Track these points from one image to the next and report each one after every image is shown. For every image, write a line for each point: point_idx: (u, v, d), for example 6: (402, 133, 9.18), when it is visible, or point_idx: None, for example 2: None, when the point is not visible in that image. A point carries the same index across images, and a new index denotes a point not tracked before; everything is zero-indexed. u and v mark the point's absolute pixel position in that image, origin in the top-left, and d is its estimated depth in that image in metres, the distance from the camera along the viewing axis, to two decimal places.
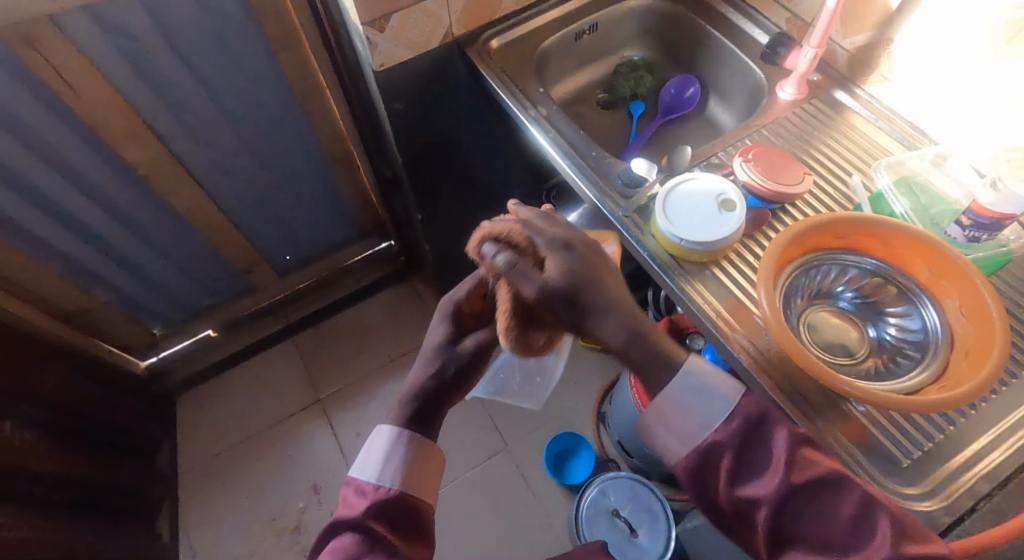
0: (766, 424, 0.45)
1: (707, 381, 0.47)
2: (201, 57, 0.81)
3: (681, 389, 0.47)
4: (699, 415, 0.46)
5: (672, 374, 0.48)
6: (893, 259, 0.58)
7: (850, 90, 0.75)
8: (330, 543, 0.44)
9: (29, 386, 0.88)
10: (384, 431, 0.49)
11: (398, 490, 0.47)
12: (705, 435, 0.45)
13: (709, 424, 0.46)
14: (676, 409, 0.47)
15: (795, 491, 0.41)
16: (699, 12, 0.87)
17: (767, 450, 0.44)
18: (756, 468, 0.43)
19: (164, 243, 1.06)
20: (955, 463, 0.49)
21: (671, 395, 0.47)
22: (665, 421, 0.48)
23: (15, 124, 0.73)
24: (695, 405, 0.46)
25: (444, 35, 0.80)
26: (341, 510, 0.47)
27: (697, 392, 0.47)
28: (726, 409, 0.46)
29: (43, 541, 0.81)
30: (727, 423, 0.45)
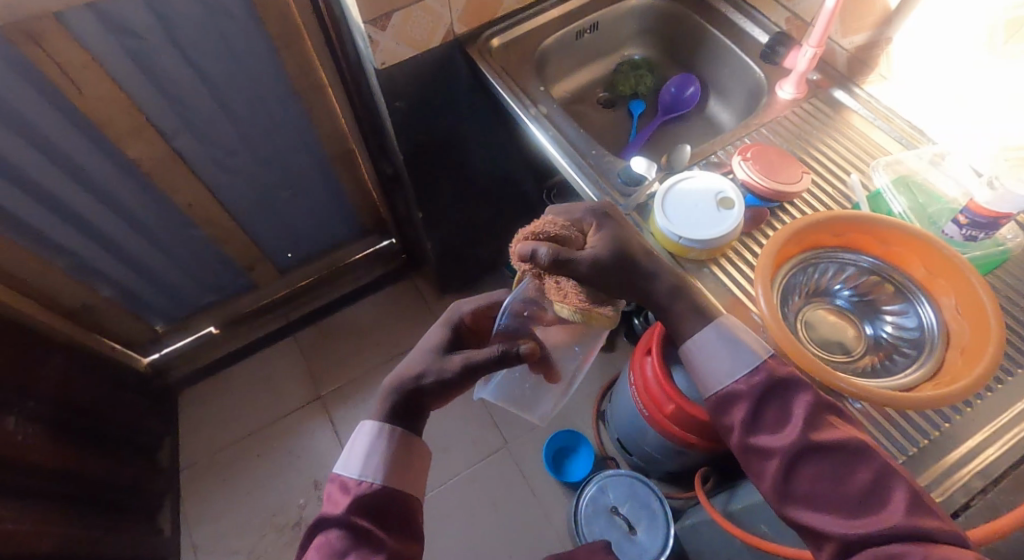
0: (791, 385, 0.46)
1: (736, 336, 0.49)
2: (204, 54, 0.81)
3: (707, 339, 0.50)
4: (723, 365, 0.49)
5: (703, 325, 0.51)
6: (889, 258, 0.58)
7: (849, 89, 0.75)
8: (318, 539, 0.46)
9: (31, 381, 0.89)
10: (365, 428, 0.49)
11: (380, 484, 0.47)
12: (726, 383, 0.48)
13: (730, 374, 0.48)
14: (702, 356, 0.50)
15: (806, 450, 0.43)
16: (699, 11, 0.87)
17: (788, 410, 0.45)
18: (774, 423, 0.46)
19: (167, 240, 1.07)
20: (951, 460, 0.50)
21: (701, 342, 0.51)
22: (693, 367, 0.51)
23: (19, 121, 0.74)
24: (720, 354, 0.49)
25: (445, 34, 0.80)
26: (327, 506, 0.47)
27: (724, 343, 0.49)
28: (750, 362, 0.48)
29: (45, 534, 0.82)
30: (749, 376, 0.47)
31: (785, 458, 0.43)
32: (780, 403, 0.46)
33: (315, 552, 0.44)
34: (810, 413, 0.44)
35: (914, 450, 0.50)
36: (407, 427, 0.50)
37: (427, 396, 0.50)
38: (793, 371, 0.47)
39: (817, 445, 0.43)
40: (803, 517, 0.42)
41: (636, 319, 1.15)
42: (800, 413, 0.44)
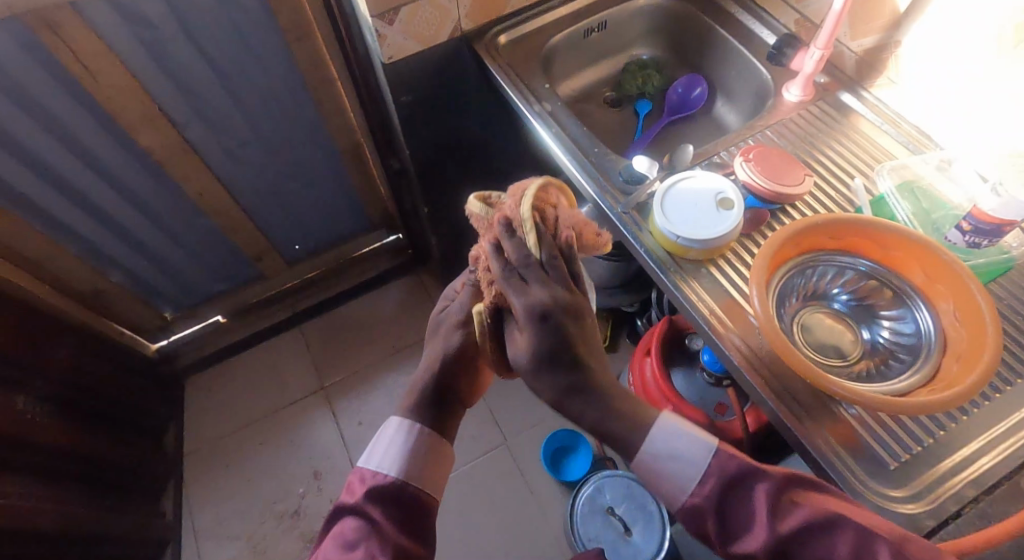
0: (745, 481, 0.44)
1: (677, 446, 0.47)
2: (217, 46, 0.83)
3: (652, 455, 0.47)
4: (673, 482, 0.46)
5: (642, 441, 0.48)
6: (888, 262, 0.58)
7: (857, 92, 0.74)
8: (334, 526, 0.47)
9: (42, 360, 0.91)
10: (394, 423, 0.52)
11: (397, 478, 0.48)
12: (684, 500, 0.46)
13: (682, 490, 0.46)
14: (653, 475, 0.47)
15: (783, 544, 0.40)
16: (708, 11, 0.87)
17: (750, 507, 0.43)
18: (742, 525, 0.42)
19: (176, 228, 1.09)
20: (944, 468, 0.49)
21: (646, 462, 0.47)
22: (649, 485, 0.48)
23: (35, 106, 0.76)
24: (673, 469, 0.46)
25: (454, 30, 0.81)
26: (345, 496, 0.49)
27: (673, 458, 0.47)
28: (698, 472, 0.46)
29: (50, 510, 0.84)
30: (702, 486, 0.45)
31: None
32: (741, 502, 0.43)
33: (329, 539, 0.45)
34: (769, 502, 0.42)
35: (906, 456, 0.50)
36: (433, 428, 0.53)
37: (452, 371, 0.55)
38: (740, 463, 0.45)
39: (787, 535, 0.40)
40: None
41: (638, 320, 1.15)
42: (759, 506, 0.42)
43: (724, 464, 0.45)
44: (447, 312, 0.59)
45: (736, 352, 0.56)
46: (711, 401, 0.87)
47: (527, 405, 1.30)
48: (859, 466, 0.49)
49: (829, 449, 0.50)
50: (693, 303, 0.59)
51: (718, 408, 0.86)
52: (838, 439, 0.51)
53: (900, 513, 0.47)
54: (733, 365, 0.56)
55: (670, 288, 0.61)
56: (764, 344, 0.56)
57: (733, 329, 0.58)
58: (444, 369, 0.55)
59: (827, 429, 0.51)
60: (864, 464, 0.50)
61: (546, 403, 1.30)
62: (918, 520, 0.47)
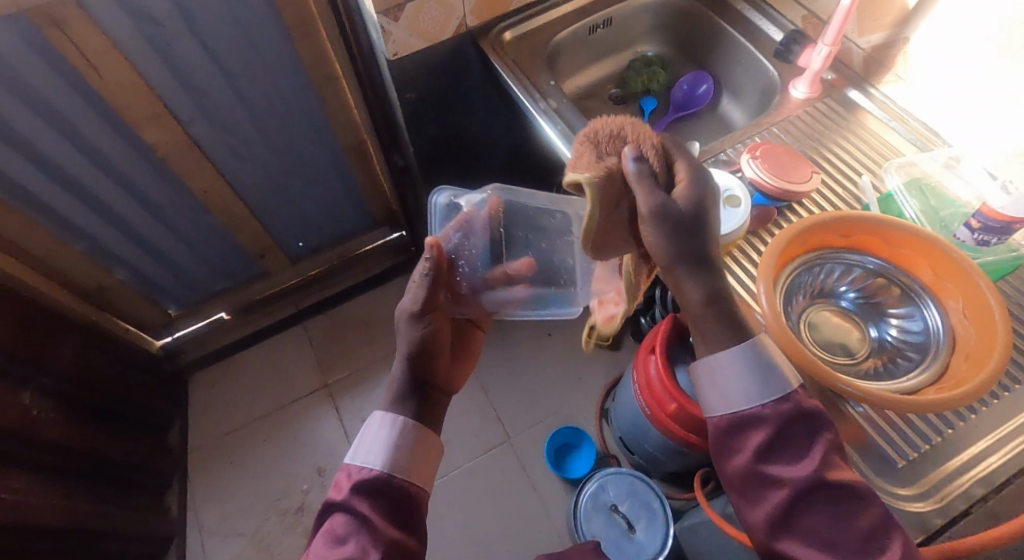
0: (815, 423, 0.43)
1: (773, 362, 0.45)
2: (221, 42, 0.83)
3: (741, 357, 0.45)
4: (750, 388, 0.44)
5: (740, 342, 0.46)
6: (896, 260, 0.58)
7: (864, 90, 0.73)
8: (325, 524, 0.47)
9: (47, 357, 0.91)
10: (376, 417, 0.51)
11: (382, 470, 0.48)
12: (747, 405, 0.44)
13: (753, 396, 0.44)
14: (725, 371, 0.45)
15: (822, 488, 0.39)
16: (715, 8, 0.87)
17: (805, 445, 0.42)
18: (786, 452, 0.42)
19: (180, 224, 1.09)
20: (952, 466, 0.49)
21: (730, 361, 0.46)
22: (713, 381, 0.46)
23: (40, 103, 0.76)
24: (749, 375, 0.45)
25: (458, 26, 0.80)
26: (334, 493, 0.49)
27: (754, 366, 0.45)
28: (782, 390, 0.44)
29: (56, 507, 0.84)
30: (777, 402, 0.43)
31: (796, 491, 0.39)
32: (799, 436, 0.42)
33: (321, 536, 0.46)
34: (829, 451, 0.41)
35: (915, 455, 0.50)
36: (416, 419, 0.52)
37: (422, 363, 0.53)
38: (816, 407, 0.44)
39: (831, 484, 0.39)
40: (795, 550, 0.39)
41: (643, 318, 1.15)
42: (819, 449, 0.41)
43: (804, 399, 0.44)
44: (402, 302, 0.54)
45: None
46: None
47: (530, 402, 1.30)
48: (866, 464, 0.49)
49: None
50: None
51: None
52: (846, 437, 0.51)
53: (906, 511, 0.47)
54: None
55: None
56: None
57: None
58: (414, 371, 0.53)
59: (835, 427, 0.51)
60: (871, 462, 0.50)
61: (550, 400, 1.30)
62: (925, 518, 0.47)
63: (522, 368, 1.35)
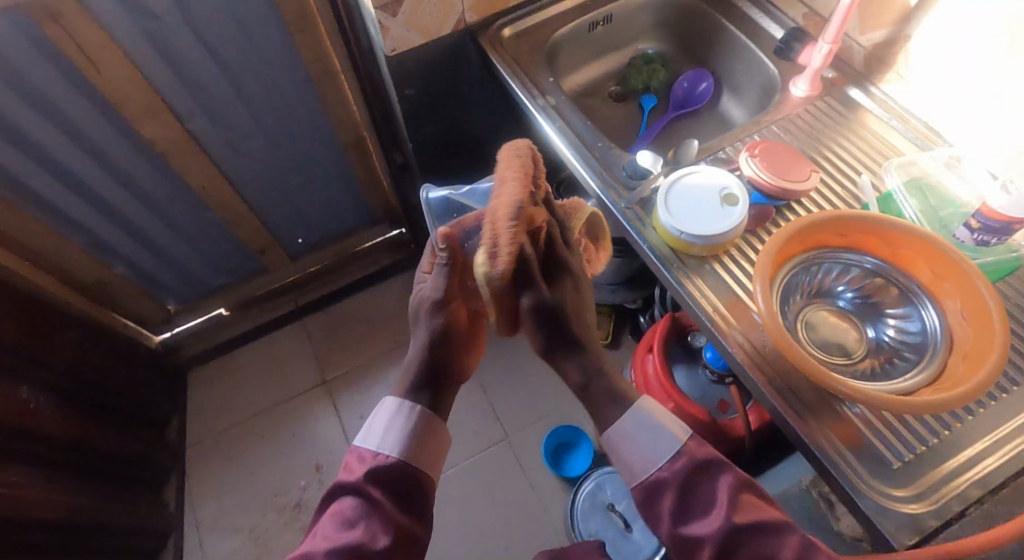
0: (712, 468, 0.47)
1: (657, 419, 0.50)
2: (219, 36, 0.82)
3: (629, 426, 0.50)
4: (647, 452, 0.49)
5: (625, 409, 0.51)
6: (894, 259, 0.57)
7: (865, 87, 0.73)
8: (331, 506, 0.48)
9: (45, 352, 0.91)
10: (392, 404, 0.53)
11: (397, 457, 0.50)
12: (651, 471, 0.49)
13: (653, 461, 0.49)
14: (624, 445, 0.50)
15: (733, 534, 0.42)
16: (716, 5, 0.86)
17: (711, 494, 0.45)
18: (697, 509, 0.45)
19: (180, 220, 1.09)
20: (948, 467, 0.49)
21: (623, 430, 0.51)
22: (617, 455, 0.51)
23: (38, 97, 0.76)
24: (641, 440, 0.49)
25: (457, 22, 0.80)
26: (343, 475, 0.50)
27: (643, 430, 0.50)
28: (671, 447, 0.48)
29: (53, 500, 0.84)
30: (672, 461, 0.48)
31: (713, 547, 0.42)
32: (703, 489, 0.46)
33: (328, 517, 0.46)
34: (730, 495, 0.44)
35: (910, 456, 0.49)
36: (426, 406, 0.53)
37: (442, 353, 0.55)
38: (711, 452, 0.48)
39: (739, 528, 0.42)
40: None
41: (641, 317, 1.15)
42: (721, 496, 0.44)
43: (695, 449, 0.48)
44: (422, 295, 0.57)
45: (739, 349, 0.56)
46: (713, 398, 0.88)
47: (529, 401, 1.30)
48: (861, 465, 0.49)
49: (832, 448, 0.50)
50: (696, 298, 0.59)
51: (721, 406, 0.87)
52: (841, 438, 0.50)
53: (903, 512, 0.47)
54: (736, 362, 0.56)
55: (673, 285, 0.61)
56: (767, 342, 0.56)
57: (736, 326, 0.57)
58: (431, 361, 0.54)
59: (831, 428, 0.51)
60: (866, 462, 0.49)
61: (548, 399, 1.30)
62: (920, 520, 0.47)
63: (520, 366, 1.34)
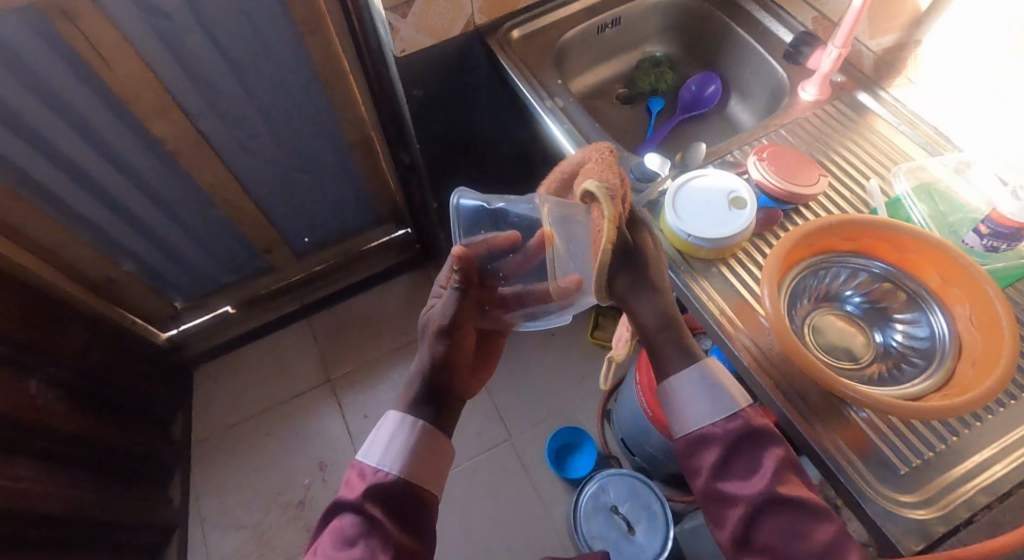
0: (764, 437, 0.47)
1: (723, 381, 0.50)
2: (229, 36, 0.83)
3: (693, 379, 0.51)
4: (702, 407, 0.50)
5: (692, 365, 0.52)
6: (903, 264, 0.57)
7: (874, 92, 0.73)
8: (332, 522, 0.48)
9: (54, 348, 0.92)
10: (394, 419, 0.53)
11: (398, 475, 0.50)
12: (701, 425, 0.50)
13: (706, 416, 0.49)
14: (681, 394, 0.51)
15: (770, 502, 0.43)
16: (724, 8, 0.86)
17: (757, 460, 0.46)
18: (738, 470, 0.46)
19: (187, 218, 1.10)
20: (956, 474, 0.49)
21: (686, 382, 0.52)
22: (671, 403, 0.52)
23: (51, 95, 0.76)
24: (701, 395, 0.50)
25: (467, 23, 0.80)
26: (343, 492, 0.50)
27: (704, 385, 0.51)
28: (730, 409, 0.49)
29: (60, 495, 0.85)
30: (726, 421, 0.48)
31: (749, 507, 0.43)
32: (750, 454, 0.46)
33: (328, 534, 0.47)
34: (777, 466, 0.45)
35: (918, 462, 0.49)
36: (428, 417, 0.54)
37: (442, 374, 0.55)
38: (767, 422, 0.48)
39: (778, 498, 0.43)
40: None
41: None
42: (767, 465, 0.45)
43: (752, 416, 0.48)
44: (432, 313, 0.56)
45: (746, 352, 0.56)
46: None
47: (533, 402, 1.30)
48: (868, 470, 0.49)
49: (839, 453, 0.50)
50: (703, 301, 0.59)
51: None
52: (848, 443, 0.50)
53: (909, 518, 0.47)
54: (742, 365, 0.56)
55: (679, 288, 0.61)
56: (774, 346, 0.56)
57: (743, 329, 0.57)
58: (431, 380, 0.55)
59: (838, 433, 0.51)
60: (874, 467, 0.49)
61: (552, 400, 1.30)
62: (928, 527, 0.47)
63: (525, 368, 1.35)
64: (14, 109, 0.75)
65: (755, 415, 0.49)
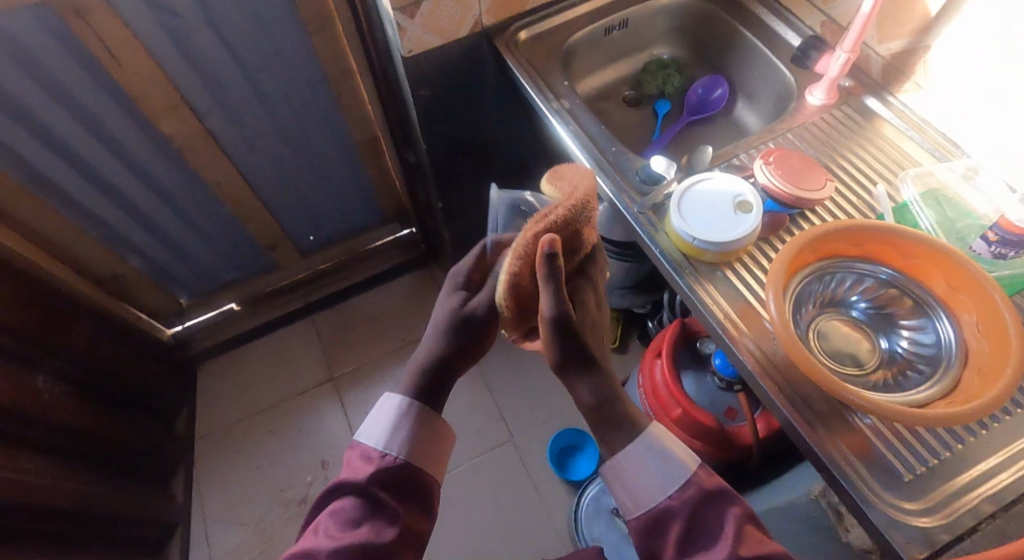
0: (721, 500, 0.47)
1: (668, 447, 0.50)
2: (237, 35, 0.83)
3: (639, 452, 0.50)
4: (656, 481, 0.49)
5: (631, 437, 0.51)
6: (909, 270, 0.57)
7: (882, 97, 0.73)
8: (333, 502, 0.49)
9: (61, 342, 0.93)
10: (398, 402, 0.53)
11: (402, 459, 0.50)
12: (659, 500, 0.48)
13: (661, 490, 0.48)
14: (631, 473, 0.50)
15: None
16: (732, 11, 0.86)
17: (719, 525, 0.45)
18: (704, 542, 0.45)
19: (194, 215, 1.10)
20: (960, 482, 0.48)
21: (633, 455, 0.50)
22: (623, 481, 0.50)
23: (60, 91, 0.77)
24: (652, 467, 0.49)
25: (474, 24, 0.80)
26: (346, 472, 0.50)
27: (652, 458, 0.49)
28: (681, 476, 0.48)
29: (64, 489, 0.86)
30: (681, 491, 0.48)
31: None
32: (711, 524, 0.45)
33: (330, 515, 0.47)
34: (739, 528, 0.44)
35: (922, 469, 0.49)
36: (429, 403, 0.54)
37: (463, 355, 0.55)
38: (721, 484, 0.48)
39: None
40: None
41: (649, 322, 1.15)
42: (728, 530, 0.44)
43: (704, 480, 0.48)
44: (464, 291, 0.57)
45: (750, 356, 0.56)
46: (721, 406, 0.88)
47: (535, 403, 1.30)
48: (871, 476, 0.49)
49: (843, 459, 0.50)
50: (707, 304, 0.59)
51: (728, 413, 0.87)
52: (852, 449, 0.50)
53: (912, 525, 0.47)
54: (745, 369, 0.56)
55: (684, 291, 0.61)
56: (778, 350, 0.56)
57: (747, 333, 0.57)
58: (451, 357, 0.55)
59: (841, 438, 0.51)
60: (877, 474, 0.49)
61: (555, 401, 1.30)
62: (930, 534, 0.46)
63: (527, 368, 1.35)
64: (24, 105, 0.76)
65: (706, 475, 0.49)
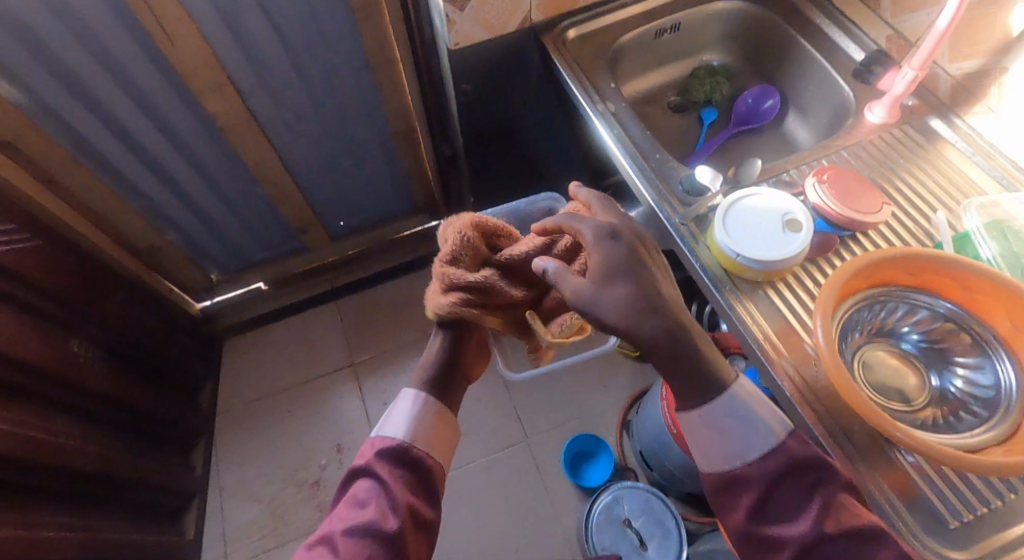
0: (806, 469, 0.46)
1: (755, 412, 0.49)
2: (288, 19, 0.84)
3: (724, 412, 0.50)
4: (739, 444, 0.49)
5: (721, 396, 0.50)
6: (970, 305, 0.54)
7: (949, 118, 0.69)
8: (350, 486, 0.54)
9: (97, 310, 0.95)
10: (406, 395, 0.58)
11: (404, 442, 0.55)
12: (738, 465, 0.49)
13: (742, 455, 0.49)
14: (712, 433, 0.50)
15: (818, 541, 0.43)
16: (791, 20, 0.83)
17: (801, 497, 0.46)
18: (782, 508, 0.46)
19: (230, 193, 1.12)
20: (1012, 535, 0.46)
21: (716, 417, 0.50)
22: (703, 439, 0.51)
23: (113, 64, 0.79)
24: (735, 432, 0.49)
25: (523, 20, 0.79)
26: (358, 459, 0.55)
27: (738, 422, 0.49)
28: (765, 444, 0.48)
29: (90, 454, 0.87)
30: (765, 459, 0.48)
31: (796, 549, 0.44)
32: (794, 490, 0.46)
33: (345, 499, 0.52)
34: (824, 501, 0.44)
35: (971, 517, 0.46)
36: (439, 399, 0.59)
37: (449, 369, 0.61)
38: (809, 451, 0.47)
39: (830, 537, 0.43)
40: None
41: None
42: (814, 503, 0.44)
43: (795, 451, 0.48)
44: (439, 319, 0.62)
45: (789, 382, 0.53)
46: None
47: (553, 405, 1.29)
48: (913, 519, 0.46)
49: (881, 497, 0.47)
50: (746, 323, 0.57)
51: None
52: (894, 488, 0.48)
53: None
54: (783, 395, 0.53)
55: (721, 307, 0.59)
56: (819, 378, 0.53)
57: (786, 357, 0.55)
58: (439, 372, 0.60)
59: (884, 475, 0.48)
60: (920, 517, 0.46)
61: (574, 404, 1.28)
62: None
63: None
64: (77, 75, 0.78)
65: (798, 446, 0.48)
